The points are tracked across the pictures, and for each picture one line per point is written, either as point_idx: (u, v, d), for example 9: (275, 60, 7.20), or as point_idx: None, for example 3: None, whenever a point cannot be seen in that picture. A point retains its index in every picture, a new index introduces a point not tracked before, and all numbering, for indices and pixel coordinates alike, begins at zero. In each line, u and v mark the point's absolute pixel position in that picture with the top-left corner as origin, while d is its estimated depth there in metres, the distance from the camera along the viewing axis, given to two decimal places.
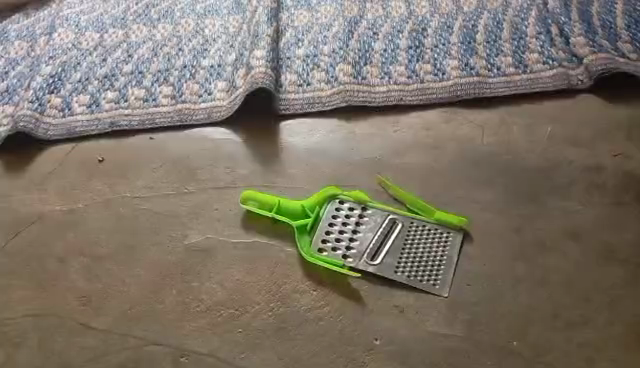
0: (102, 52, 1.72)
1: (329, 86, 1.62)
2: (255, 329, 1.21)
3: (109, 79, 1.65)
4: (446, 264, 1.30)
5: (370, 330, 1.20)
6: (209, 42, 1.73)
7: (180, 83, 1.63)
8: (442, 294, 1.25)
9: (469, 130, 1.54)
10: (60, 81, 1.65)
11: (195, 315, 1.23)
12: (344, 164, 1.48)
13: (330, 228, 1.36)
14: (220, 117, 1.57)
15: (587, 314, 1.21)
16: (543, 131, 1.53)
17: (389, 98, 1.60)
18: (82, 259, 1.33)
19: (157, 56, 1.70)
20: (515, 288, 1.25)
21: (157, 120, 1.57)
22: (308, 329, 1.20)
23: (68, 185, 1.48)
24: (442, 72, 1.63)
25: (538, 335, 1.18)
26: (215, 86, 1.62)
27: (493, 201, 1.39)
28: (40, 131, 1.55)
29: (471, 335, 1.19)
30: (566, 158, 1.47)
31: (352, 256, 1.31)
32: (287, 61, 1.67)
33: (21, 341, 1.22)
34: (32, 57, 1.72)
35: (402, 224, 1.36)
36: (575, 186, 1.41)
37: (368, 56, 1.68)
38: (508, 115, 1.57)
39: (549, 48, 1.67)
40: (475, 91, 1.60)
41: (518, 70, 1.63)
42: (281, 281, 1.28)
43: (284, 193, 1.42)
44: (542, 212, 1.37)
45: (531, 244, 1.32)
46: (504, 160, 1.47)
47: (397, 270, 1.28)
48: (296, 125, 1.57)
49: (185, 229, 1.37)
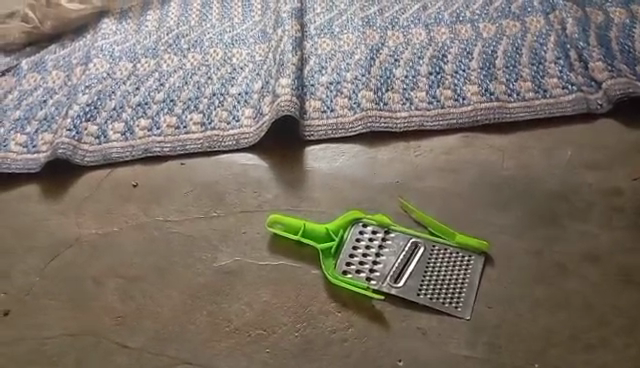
0: (135, 81, 1.80)
1: (352, 112, 1.67)
2: (282, 349, 1.25)
3: (142, 107, 1.73)
4: (467, 287, 1.32)
5: (394, 351, 1.24)
6: (237, 70, 1.80)
7: (209, 110, 1.71)
8: (464, 316, 1.28)
9: (489, 154, 1.58)
10: (95, 109, 1.73)
11: (224, 335, 1.28)
12: (367, 188, 1.53)
13: (353, 251, 1.40)
14: (247, 143, 1.64)
15: (608, 336, 1.23)
16: (562, 154, 1.56)
17: (410, 124, 1.65)
18: (117, 280, 1.40)
19: (187, 84, 1.78)
20: (535, 310, 1.28)
21: (187, 147, 1.65)
22: (333, 350, 1.25)
23: (103, 209, 1.55)
24: (462, 98, 1.68)
25: (559, 358, 1.21)
26: (243, 113, 1.69)
27: (512, 225, 1.42)
28: (78, 158, 1.64)
29: (492, 357, 1.22)
30: (585, 182, 1.49)
31: (376, 278, 1.35)
32: (312, 88, 1.73)
33: (60, 360, 1.28)
34: (69, 86, 1.81)
35: (424, 247, 1.40)
36: (595, 209, 1.44)
37: (390, 83, 1.73)
38: (527, 139, 1.60)
39: (568, 73, 1.70)
40: (494, 116, 1.64)
41: (537, 95, 1.67)
42: (307, 302, 1.32)
43: (310, 217, 1.48)
44: (562, 235, 1.39)
45: (551, 267, 1.34)
46: (524, 184, 1.50)
47: (420, 293, 1.32)
48: (320, 150, 1.62)
49: (215, 252, 1.42)
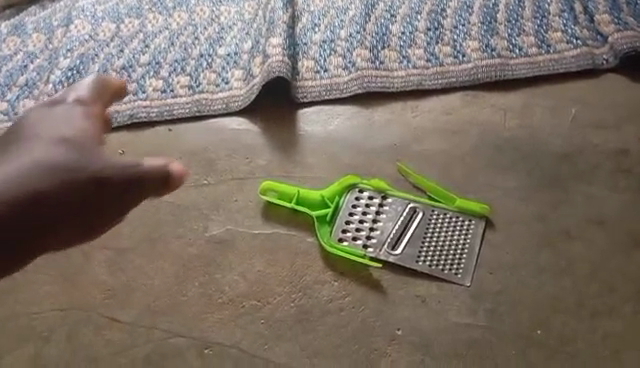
0: (119, 43, 1.71)
1: (346, 71, 1.59)
2: (277, 320, 1.22)
3: (126, 70, 1.65)
4: (468, 253, 1.28)
5: (392, 320, 1.20)
6: (225, 29, 1.71)
7: (197, 73, 1.63)
8: (464, 283, 1.24)
9: (491, 113, 1.51)
10: (78, 73, 1.65)
11: (217, 307, 1.25)
12: (363, 152, 1.47)
13: (349, 218, 1.35)
14: (237, 107, 1.56)
15: (612, 302, 1.20)
16: (567, 113, 1.49)
17: (408, 83, 1.57)
18: (105, 252, 1.35)
19: (173, 45, 1.69)
20: (538, 275, 1.24)
21: (175, 112, 1.58)
22: (330, 320, 1.21)
23: None
24: (462, 54, 1.59)
25: (562, 326, 1.17)
26: (232, 75, 1.61)
27: (514, 188, 1.37)
28: None
29: (494, 324, 1.18)
30: (590, 141, 1.43)
31: (373, 245, 1.31)
32: (304, 47, 1.64)
33: (49, 336, 1.25)
34: (50, 50, 1.71)
35: (422, 212, 1.35)
36: (600, 170, 1.38)
37: (386, 40, 1.64)
38: (530, 97, 1.53)
39: (572, 26, 1.61)
40: (497, 73, 1.56)
41: (541, 50, 1.58)
42: (302, 271, 1.28)
43: (303, 184, 1.42)
44: (566, 197, 1.34)
45: (554, 231, 1.30)
46: (526, 144, 1.44)
47: (419, 260, 1.28)
48: (313, 113, 1.55)
49: (206, 221, 1.37)
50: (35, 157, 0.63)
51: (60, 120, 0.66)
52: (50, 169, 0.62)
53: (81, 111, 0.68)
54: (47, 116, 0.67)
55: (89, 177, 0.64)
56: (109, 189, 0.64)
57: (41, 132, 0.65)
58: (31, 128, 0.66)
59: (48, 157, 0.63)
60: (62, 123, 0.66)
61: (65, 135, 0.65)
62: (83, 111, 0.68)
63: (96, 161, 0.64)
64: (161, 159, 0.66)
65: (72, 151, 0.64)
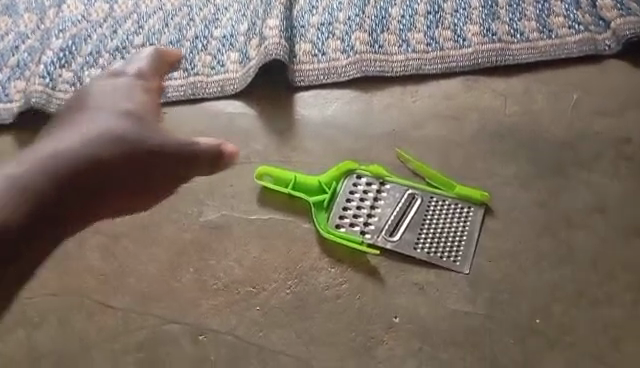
0: (112, 23, 1.67)
1: (345, 55, 1.55)
2: (273, 307, 1.20)
3: (120, 52, 1.61)
4: (466, 241, 1.26)
5: (390, 308, 1.19)
6: (221, 11, 1.66)
7: (191, 55, 1.59)
8: (462, 271, 1.22)
9: (492, 99, 1.48)
10: (70, 54, 1.61)
11: (212, 293, 1.23)
12: (361, 137, 1.44)
13: (347, 204, 1.33)
14: (233, 90, 1.53)
15: (612, 291, 1.19)
16: (569, 99, 1.47)
17: (407, 68, 1.54)
18: (97, 237, 1.32)
19: (168, 27, 1.65)
20: (537, 264, 1.22)
21: (169, 94, 1.54)
22: (327, 307, 1.19)
23: None
24: (463, 39, 1.56)
25: (561, 314, 1.16)
26: (228, 58, 1.57)
27: (514, 175, 1.35)
28: (52, 106, 1.54)
29: (492, 313, 1.17)
30: (592, 128, 1.41)
31: (370, 232, 1.29)
32: (301, 30, 1.60)
33: (40, 321, 1.22)
34: (42, 30, 1.66)
35: (421, 199, 1.33)
36: (601, 158, 1.36)
37: (385, 23, 1.60)
38: (531, 83, 1.51)
39: (574, 11, 1.58)
40: (497, 59, 1.53)
41: (542, 35, 1.55)
42: (299, 258, 1.26)
43: (300, 169, 1.40)
44: (566, 185, 1.33)
45: (555, 218, 1.28)
46: (527, 131, 1.42)
47: (417, 247, 1.26)
48: (311, 97, 1.52)
49: (201, 206, 1.34)
50: (100, 126, 0.98)
51: (121, 93, 1.05)
52: (157, 134, 1.02)
53: (140, 83, 1.08)
54: (108, 88, 1.06)
55: (136, 143, 0.99)
56: (169, 157, 1.02)
57: (107, 104, 1.02)
58: (101, 98, 1.03)
59: (110, 127, 0.98)
60: (131, 92, 1.06)
61: (132, 108, 1.03)
62: (139, 85, 1.08)
63: (156, 132, 1.02)
64: (212, 139, 1.07)
65: (138, 122, 1.01)
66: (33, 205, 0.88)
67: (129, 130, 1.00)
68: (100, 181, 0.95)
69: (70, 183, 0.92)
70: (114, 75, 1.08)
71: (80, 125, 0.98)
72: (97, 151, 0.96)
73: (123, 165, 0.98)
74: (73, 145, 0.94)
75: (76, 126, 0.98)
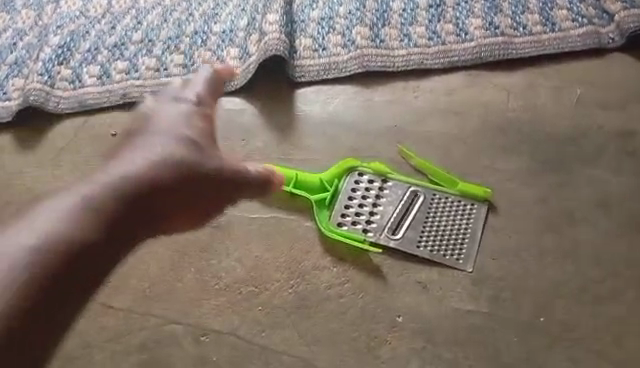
0: (111, 19, 1.65)
1: (346, 50, 1.54)
2: (275, 307, 1.19)
3: (118, 48, 1.59)
4: (469, 238, 1.25)
5: (393, 307, 1.18)
6: (220, 6, 1.64)
7: (191, 51, 1.57)
8: (466, 269, 1.22)
9: (494, 94, 1.47)
10: (69, 51, 1.59)
11: (213, 293, 1.22)
12: (363, 134, 1.43)
13: (349, 202, 1.32)
14: (233, 86, 1.51)
15: (616, 287, 1.18)
16: (572, 94, 1.45)
17: (409, 63, 1.52)
18: None
19: (167, 22, 1.63)
20: (541, 261, 1.21)
21: None
22: (329, 307, 1.19)
23: (82, 160, 1.47)
24: (465, 33, 1.54)
25: (565, 312, 1.16)
26: (227, 53, 1.55)
27: (517, 171, 1.34)
28: (51, 104, 1.53)
29: (496, 311, 1.16)
30: (595, 123, 1.40)
31: (373, 230, 1.28)
32: (302, 25, 1.58)
33: None
34: (40, 26, 1.64)
35: (423, 196, 1.32)
36: (605, 153, 1.35)
37: (386, 17, 1.58)
38: (534, 77, 1.49)
39: (578, 4, 1.56)
40: (500, 53, 1.51)
41: (546, 29, 1.53)
42: (300, 257, 1.25)
43: (301, 167, 1.39)
44: (570, 181, 1.31)
45: (558, 215, 1.27)
46: (530, 126, 1.41)
47: (420, 245, 1.25)
48: (312, 93, 1.51)
49: None
50: (159, 153, 0.84)
51: (179, 121, 0.89)
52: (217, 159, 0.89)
53: (197, 108, 0.92)
54: (168, 116, 0.89)
55: (195, 169, 0.86)
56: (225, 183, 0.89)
57: (163, 128, 0.87)
58: (159, 123, 0.88)
59: (168, 154, 0.84)
60: (187, 121, 0.90)
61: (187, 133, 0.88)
62: (199, 113, 0.92)
63: (215, 158, 0.88)
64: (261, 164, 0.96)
65: (196, 149, 0.87)
66: (76, 248, 0.71)
67: (189, 157, 0.86)
68: (158, 211, 0.82)
69: (132, 212, 0.78)
70: (174, 98, 0.92)
71: (139, 149, 0.84)
72: (157, 178, 0.82)
73: (182, 194, 0.85)
74: (135, 171, 0.81)
75: (135, 150, 0.84)
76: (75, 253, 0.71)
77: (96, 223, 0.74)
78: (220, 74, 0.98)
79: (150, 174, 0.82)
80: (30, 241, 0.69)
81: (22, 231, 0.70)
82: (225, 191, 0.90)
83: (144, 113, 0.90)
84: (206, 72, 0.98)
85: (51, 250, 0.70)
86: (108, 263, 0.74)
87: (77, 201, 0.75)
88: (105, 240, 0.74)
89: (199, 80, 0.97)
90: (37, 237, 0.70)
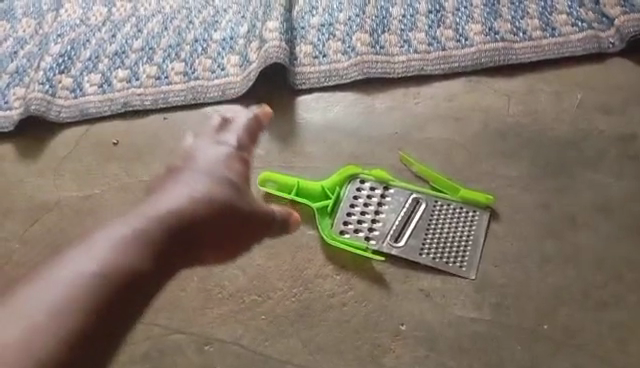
0: (111, 27, 1.65)
1: (346, 57, 1.54)
2: (279, 315, 1.20)
3: (119, 56, 1.59)
4: (472, 245, 1.26)
5: (396, 315, 1.18)
6: (220, 13, 1.65)
7: (191, 59, 1.58)
8: (468, 276, 1.22)
9: (495, 99, 1.47)
10: (69, 59, 1.59)
11: (217, 302, 1.22)
12: (365, 141, 1.43)
13: (351, 210, 1.32)
14: (234, 94, 1.52)
15: (619, 293, 1.18)
16: (572, 98, 1.45)
17: (409, 69, 1.52)
18: None
19: (167, 30, 1.63)
20: (543, 267, 1.22)
21: (170, 99, 1.53)
22: (332, 315, 1.19)
23: (84, 168, 1.47)
24: (465, 38, 1.55)
25: (568, 318, 1.16)
26: (228, 61, 1.56)
27: (519, 177, 1.34)
28: (52, 113, 1.53)
29: (499, 318, 1.17)
30: (596, 127, 1.40)
31: (375, 238, 1.28)
32: (302, 32, 1.58)
33: None
34: (40, 35, 1.65)
35: (425, 203, 1.32)
36: (606, 157, 1.35)
37: (386, 23, 1.59)
38: (534, 82, 1.49)
39: (578, 8, 1.56)
40: (500, 58, 1.51)
41: (545, 33, 1.53)
42: (303, 265, 1.25)
43: (303, 174, 1.39)
44: (571, 186, 1.31)
45: (560, 220, 1.27)
46: (531, 132, 1.41)
47: (422, 252, 1.25)
48: (313, 101, 1.51)
49: None
50: (199, 190, 0.97)
51: (219, 161, 1.03)
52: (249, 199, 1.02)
53: (237, 151, 1.06)
54: (211, 154, 1.04)
55: (230, 207, 0.98)
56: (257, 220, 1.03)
57: (204, 167, 1.00)
58: (204, 160, 1.02)
59: (205, 189, 0.97)
60: (228, 163, 1.03)
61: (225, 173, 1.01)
62: (238, 156, 1.06)
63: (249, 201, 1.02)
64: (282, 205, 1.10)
65: (233, 189, 1.00)
66: (125, 279, 0.82)
67: (227, 195, 0.99)
68: (194, 243, 0.93)
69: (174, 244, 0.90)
70: (216, 141, 1.07)
71: (181, 184, 0.97)
72: (197, 214, 0.94)
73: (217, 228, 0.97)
74: (177, 206, 0.93)
75: (178, 185, 0.96)
76: (124, 283, 0.82)
77: (143, 255, 0.86)
78: (259, 119, 1.12)
79: (191, 208, 0.94)
80: (91, 268, 0.81)
81: (84, 257, 0.82)
82: (256, 225, 1.03)
83: (189, 149, 1.04)
84: (246, 117, 1.13)
85: (105, 278, 0.81)
86: (153, 295, 0.86)
87: (126, 232, 0.87)
88: (151, 271, 0.86)
89: (240, 124, 1.11)
90: (95, 263, 0.82)
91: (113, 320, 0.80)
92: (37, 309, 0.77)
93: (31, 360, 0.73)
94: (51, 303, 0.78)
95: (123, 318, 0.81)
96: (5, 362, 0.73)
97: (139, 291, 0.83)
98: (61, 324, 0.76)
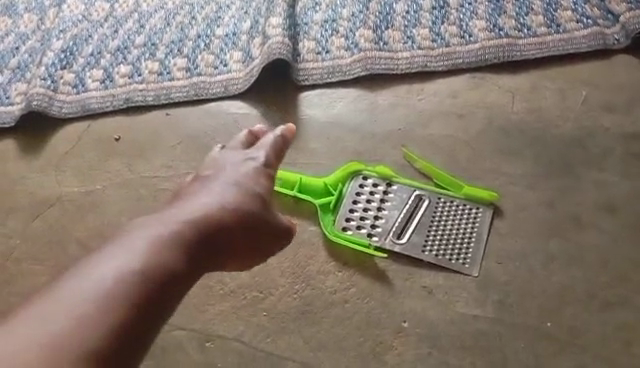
0: (113, 23, 1.64)
1: (349, 53, 1.53)
2: (280, 312, 1.19)
3: (121, 52, 1.59)
4: (475, 242, 1.25)
5: (398, 312, 1.17)
6: (223, 8, 1.64)
7: (194, 55, 1.57)
8: (471, 274, 1.21)
9: (499, 96, 1.46)
10: (71, 55, 1.58)
11: (218, 298, 1.22)
12: (367, 137, 1.42)
13: (354, 206, 1.31)
14: (236, 90, 1.51)
15: (623, 292, 1.17)
16: (577, 96, 1.44)
17: (413, 65, 1.51)
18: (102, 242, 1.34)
19: (170, 25, 1.62)
20: (547, 265, 1.21)
21: (172, 95, 1.53)
22: (335, 312, 1.18)
23: (85, 164, 1.47)
24: (469, 34, 1.53)
25: (572, 317, 1.15)
26: (231, 57, 1.55)
27: (522, 174, 1.33)
28: (54, 109, 1.52)
29: (502, 316, 1.16)
30: (601, 125, 1.39)
31: (378, 235, 1.27)
32: (305, 27, 1.58)
33: None
34: (42, 30, 1.64)
35: (428, 200, 1.31)
36: (611, 155, 1.34)
37: (390, 19, 1.58)
38: (539, 79, 1.48)
39: (583, 5, 1.55)
40: (505, 54, 1.50)
41: (550, 30, 1.52)
42: (305, 262, 1.25)
43: (305, 170, 1.39)
44: (576, 184, 1.30)
45: (564, 218, 1.26)
46: (535, 129, 1.40)
47: (425, 249, 1.24)
48: (316, 96, 1.50)
49: None
50: (226, 198, 0.99)
51: (246, 173, 1.08)
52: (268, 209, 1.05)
53: (263, 164, 1.11)
54: (239, 169, 1.09)
55: (255, 219, 1.00)
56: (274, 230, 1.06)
57: (231, 178, 1.06)
58: (229, 171, 1.08)
59: (232, 195, 1.01)
60: (255, 175, 1.08)
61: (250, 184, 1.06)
62: (267, 172, 1.11)
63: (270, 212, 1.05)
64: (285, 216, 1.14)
65: (257, 200, 1.03)
66: (161, 280, 0.81)
67: (254, 206, 1.02)
68: (221, 251, 0.93)
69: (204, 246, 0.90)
70: (246, 155, 1.13)
71: (207, 192, 1.01)
72: (224, 219, 0.95)
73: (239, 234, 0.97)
74: (207, 212, 0.94)
75: (207, 193, 1.00)
76: (162, 280, 0.81)
77: (179, 254, 0.85)
78: (285, 137, 1.18)
79: (219, 213, 0.95)
80: (135, 261, 0.81)
81: (127, 250, 0.82)
82: (272, 242, 1.07)
83: (214, 160, 1.14)
84: (273, 135, 1.18)
85: (139, 279, 0.80)
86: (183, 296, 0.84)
87: (163, 232, 0.86)
88: (185, 271, 0.84)
89: (266, 143, 1.17)
90: (130, 263, 0.81)
91: (148, 321, 0.78)
92: (88, 292, 0.77)
93: (66, 359, 0.71)
94: (90, 298, 0.76)
95: (159, 318, 0.79)
96: (62, 334, 0.73)
97: (172, 296, 0.82)
98: (98, 321, 0.75)
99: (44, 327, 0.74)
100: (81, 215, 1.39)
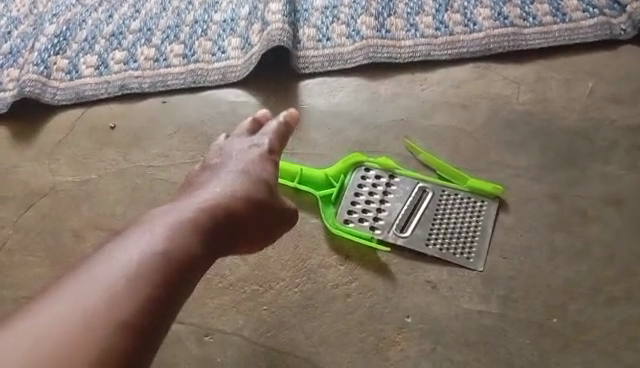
0: (108, 7, 1.59)
1: (351, 41, 1.49)
2: (281, 306, 1.16)
3: (116, 38, 1.54)
4: (480, 237, 1.22)
5: (401, 307, 1.15)
6: None
7: (191, 41, 1.53)
8: (476, 268, 1.19)
9: (504, 86, 1.43)
10: (65, 40, 1.54)
11: (217, 292, 1.19)
12: (370, 127, 1.39)
13: (355, 198, 1.29)
14: (235, 77, 1.47)
15: (630, 287, 1.15)
16: (583, 87, 1.41)
17: (415, 54, 1.47)
18: (98, 234, 1.31)
19: (166, 10, 1.58)
20: (552, 261, 1.19)
21: (168, 82, 1.49)
22: (336, 307, 1.16)
23: (80, 153, 1.43)
24: (473, 23, 1.50)
25: (578, 313, 1.13)
26: (229, 43, 1.51)
27: (527, 167, 1.30)
28: (47, 96, 1.48)
29: (507, 312, 1.14)
30: (607, 117, 1.36)
31: (380, 227, 1.25)
32: (305, 14, 1.54)
33: None
34: (35, 15, 1.59)
35: (432, 192, 1.29)
36: (617, 148, 1.31)
37: (392, 6, 1.54)
38: (544, 70, 1.45)
39: None
40: (509, 44, 1.46)
41: (556, 19, 1.48)
42: (306, 255, 1.22)
43: (305, 161, 1.36)
44: (581, 178, 1.28)
45: (570, 213, 1.24)
46: (540, 120, 1.37)
47: (428, 243, 1.22)
48: (317, 85, 1.46)
49: None
50: (236, 184, 0.99)
51: (252, 159, 1.07)
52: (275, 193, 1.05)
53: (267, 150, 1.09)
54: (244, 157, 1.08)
55: (263, 204, 1.00)
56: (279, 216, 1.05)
57: (236, 167, 1.04)
58: (234, 159, 1.07)
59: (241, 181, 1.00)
60: (260, 161, 1.07)
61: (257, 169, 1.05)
62: (271, 158, 1.09)
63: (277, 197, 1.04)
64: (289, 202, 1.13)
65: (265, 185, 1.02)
66: (180, 264, 0.81)
67: (263, 191, 1.01)
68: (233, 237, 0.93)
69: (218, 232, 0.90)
70: (249, 143, 1.11)
71: (215, 182, 0.99)
72: (237, 205, 0.95)
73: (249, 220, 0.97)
74: (221, 198, 0.94)
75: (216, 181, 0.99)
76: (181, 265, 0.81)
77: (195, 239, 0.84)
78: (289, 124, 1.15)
79: (232, 199, 0.95)
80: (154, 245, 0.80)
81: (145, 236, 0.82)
82: (278, 225, 1.06)
83: (218, 150, 1.12)
84: (276, 121, 1.15)
85: (157, 263, 0.79)
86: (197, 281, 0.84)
87: (179, 218, 0.86)
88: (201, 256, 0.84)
89: (269, 129, 1.14)
90: (150, 246, 0.80)
91: (167, 305, 0.77)
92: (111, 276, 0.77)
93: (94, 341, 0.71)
94: (110, 283, 0.76)
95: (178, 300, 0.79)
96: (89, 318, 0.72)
97: (190, 281, 0.81)
98: (122, 304, 0.74)
99: (67, 314, 0.73)
100: (76, 205, 1.35)
